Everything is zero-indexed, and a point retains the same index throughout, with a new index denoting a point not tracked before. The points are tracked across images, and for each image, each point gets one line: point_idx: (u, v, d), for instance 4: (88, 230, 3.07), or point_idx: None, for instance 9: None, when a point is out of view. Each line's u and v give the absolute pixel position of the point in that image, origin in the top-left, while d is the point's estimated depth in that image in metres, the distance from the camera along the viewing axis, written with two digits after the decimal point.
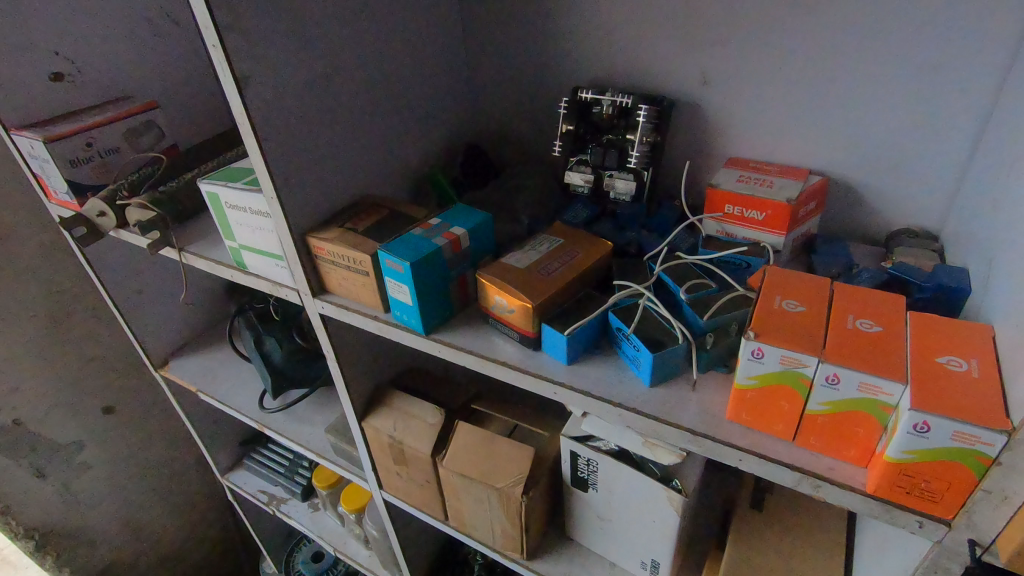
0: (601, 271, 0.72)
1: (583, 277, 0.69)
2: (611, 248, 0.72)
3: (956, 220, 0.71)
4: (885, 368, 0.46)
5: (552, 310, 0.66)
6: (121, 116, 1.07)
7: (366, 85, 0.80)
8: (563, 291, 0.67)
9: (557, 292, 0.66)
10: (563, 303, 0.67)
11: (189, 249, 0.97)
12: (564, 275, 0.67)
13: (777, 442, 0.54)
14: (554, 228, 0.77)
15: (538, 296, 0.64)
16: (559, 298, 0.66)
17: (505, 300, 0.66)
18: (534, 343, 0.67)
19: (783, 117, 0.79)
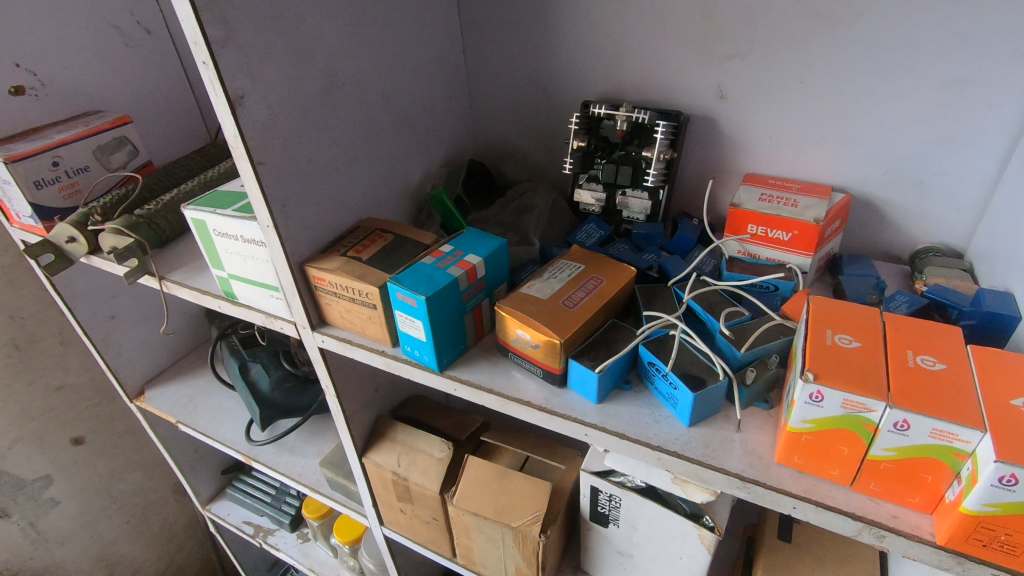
0: (623, 299, 0.68)
1: (608, 307, 0.65)
2: (633, 274, 0.69)
3: (986, 239, 0.69)
4: (959, 413, 0.43)
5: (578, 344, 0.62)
6: (90, 133, 0.99)
7: (366, 101, 0.75)
8: (590, 324, 0.62)
9: (583, 324, 0.61)
10: (589, 336, 0.63)
11: (171, 278, 0.89)
12: (589, 306, 0.63)
13: (833, 488, 0.50)
14: (570, 253, 0.73)
15: (566, 330, 0.60)
16: (585, 331, 0.62)
17: (527, 333, 0.61)
18: (558, 380, 0.63)
19: (803, 133, 0.76)
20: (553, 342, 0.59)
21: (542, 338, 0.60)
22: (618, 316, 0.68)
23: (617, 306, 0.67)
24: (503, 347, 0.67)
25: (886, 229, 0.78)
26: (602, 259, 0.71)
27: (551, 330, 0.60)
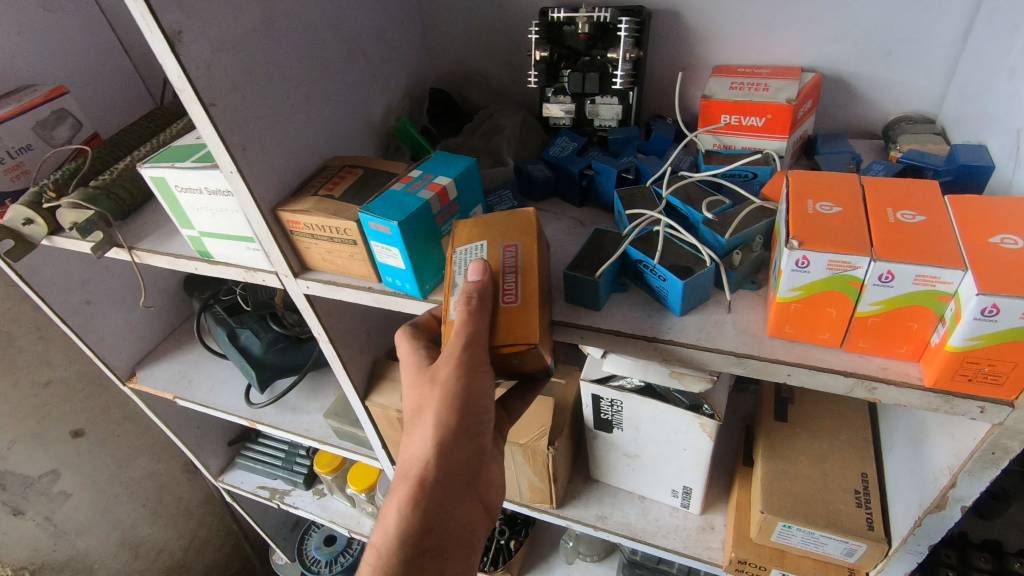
0: (542, 243, 0.62)
1: (540, 269, 0.59)
2: (530, 214, 0.62)
3: (957, 99, 0.69)
4: (940, 257, 0.44)
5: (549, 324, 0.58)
6: (26, 108, 0.94)
7: (313, 31, 0.71)
8: (542, 300, 0.58)
9: (539, 306, 0.56)
10: (547, 309, 0.59)
11: (141, 246, 0.87)
12: (532, 284, 0.57)
13: (824, 351, 0.52)
14: (461, 231, 0.63)
15: (536, 328, 0.55)
16: (543, 310, 0.57)
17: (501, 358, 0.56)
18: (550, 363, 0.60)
19: (769, 14, 0.74)
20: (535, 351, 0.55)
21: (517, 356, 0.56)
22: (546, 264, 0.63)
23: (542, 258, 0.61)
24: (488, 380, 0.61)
25: (858, 104, 0.77)
26: (494, 221, 0.62)
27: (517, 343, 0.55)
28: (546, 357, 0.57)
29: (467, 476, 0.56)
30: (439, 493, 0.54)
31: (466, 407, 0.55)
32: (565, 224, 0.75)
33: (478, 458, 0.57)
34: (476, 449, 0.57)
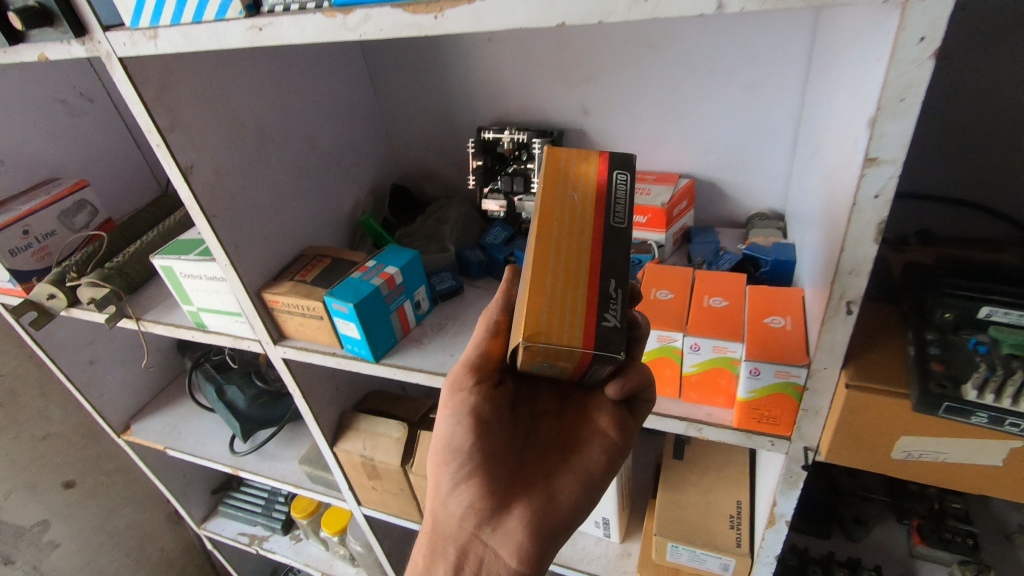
0: (575, 189, 0.52)
1: (566, 235, 0.51)
2: (548, 168, 0.54)
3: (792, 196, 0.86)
4: (728, 333, 0.62)
5: (581, 298, 0.49)
6: (53, 201, 1.12)
7: (294, 151, 0.91)
8: (558, 277, 0.49)
9: (538, 294, 0.49)
10: (582, 283, 0.49)
11: (147, 317, 1.03)
12: (537, 267, 0.50)
13: (669, 401, 0.69)
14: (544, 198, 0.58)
15: (537, 322, 0.48)
16: (560, 289, 0.49)
17: (538, 364, 0.51)
18: (618, 351, 0.47)
19: (650, 135, 0.95)
20: (534, 347, 0.47)
21: (533, 359, 0.49)
22: (601, 209, 0.52)
23: (576, 210, 0.52)
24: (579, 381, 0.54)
25: (727, 202, 0.98)
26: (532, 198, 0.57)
27: (518, 351, 0.50)
28: (568, 349, 0.47)
29: (467, 510, 0.61)
30: (445, 522, 0.63)
31: (451, 443, 0.63)
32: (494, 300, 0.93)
33: (480, 493, 0.61)
34: (474, 482, 0.61)
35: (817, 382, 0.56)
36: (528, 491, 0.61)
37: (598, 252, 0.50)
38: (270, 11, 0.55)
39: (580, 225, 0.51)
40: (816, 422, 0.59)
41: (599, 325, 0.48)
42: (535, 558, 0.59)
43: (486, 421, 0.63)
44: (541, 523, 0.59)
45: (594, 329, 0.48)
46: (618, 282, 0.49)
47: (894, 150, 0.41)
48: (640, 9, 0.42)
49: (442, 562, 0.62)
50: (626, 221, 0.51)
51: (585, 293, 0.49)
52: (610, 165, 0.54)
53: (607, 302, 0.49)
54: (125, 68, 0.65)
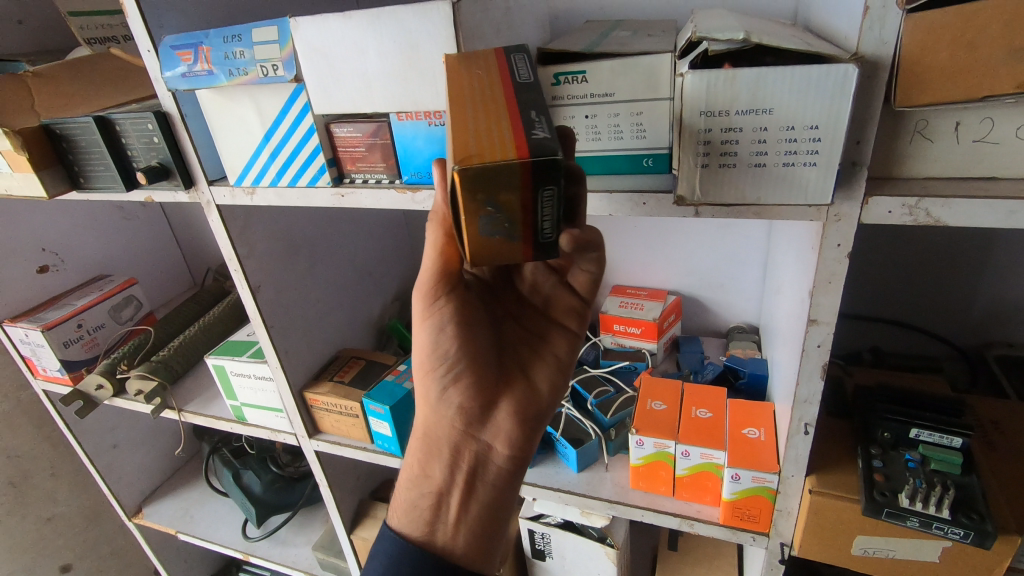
0: (477, 66, 0.49)
1: (479, 94, 0.45)
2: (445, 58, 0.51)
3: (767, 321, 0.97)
4: (713, 442, 0.74)
5: (506, 130, 0.42)
6: (107, 297, 1.25)
7: (336, 266, 1.06)
8: (477, 117, 0.43)
9: (462, 123, 0.43)
10: (502, 118, 0.43)
11: (189, 408, 1.13)
12: (454, 118, 0.43)
13: (664, 498, 0.80)
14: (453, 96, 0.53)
15: (465, 148, 0.41)
16: (482, 125, 0.43)
17: (478, 225, 0.42)
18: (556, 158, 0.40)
19: (643, 258, 1.11)
20: (464, 166, 0.40)
21: (473, 200, 0.41)
22: (504, 75, 0.47)
23: (480, 76, 0.47)
24: (540, 254, 0.45)
25: (710, 315, 1.13)
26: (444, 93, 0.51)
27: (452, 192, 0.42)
28: (504, 157, 0.40)
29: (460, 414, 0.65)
30: (437, 428, 0.67)
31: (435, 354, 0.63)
32: None
33: (470, 396, 0.65)
34: (464, 388, 0.65)
35: (787, 486, 0.68)
36: (508, 390, 0.67)
37: (513, 92, 0.45)
38: (352, 182, 0.70)
39: (489, 86, 0.46)
40: (788, 520, 0.70)
41: (531, 140, 0.41)
42: (522, 443, 0.67)
43: (464, 328, 0.64)
44: (525, 413, 0.67)
45: (527, 144, 0.41)
46: (539, 113, 0.44)
47: (828, 315, 0.56)
48: None
49: (437, 464, 0.67)
50: (533, 75, 0.48)
51: (509, 125, 0.43)
52: (506, 52, 0.50)
53: (534, 122, 0.43)
54: (220, 213, 0.80)
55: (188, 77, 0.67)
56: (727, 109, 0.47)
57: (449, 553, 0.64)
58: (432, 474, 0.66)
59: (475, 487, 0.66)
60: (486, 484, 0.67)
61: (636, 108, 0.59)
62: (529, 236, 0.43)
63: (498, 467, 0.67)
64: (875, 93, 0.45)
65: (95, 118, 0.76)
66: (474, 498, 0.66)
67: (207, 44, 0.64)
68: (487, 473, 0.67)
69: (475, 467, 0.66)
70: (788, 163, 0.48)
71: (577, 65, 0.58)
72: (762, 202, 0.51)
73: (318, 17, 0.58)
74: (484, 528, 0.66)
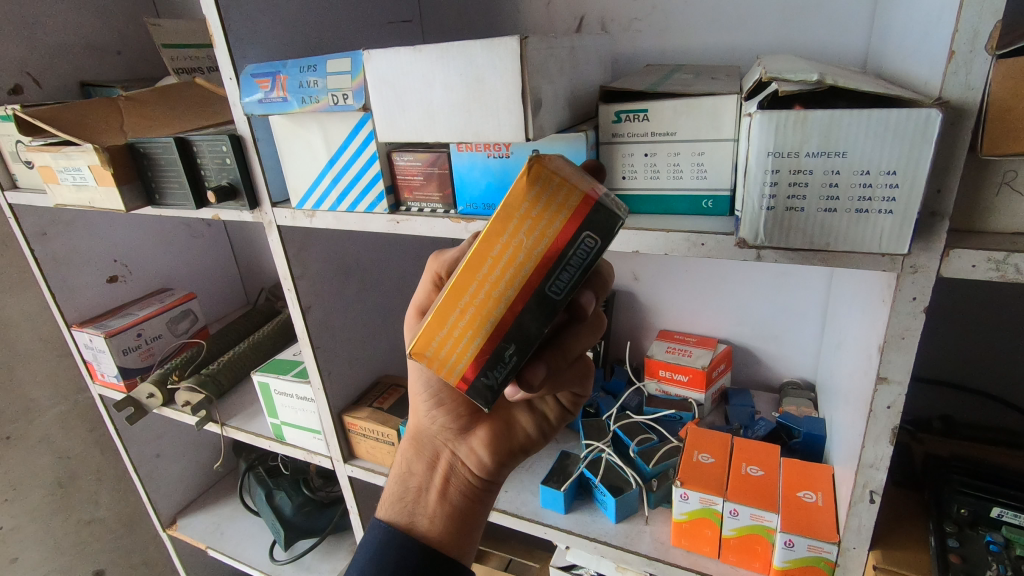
0: (530, 228, 0.40)
1: (493, 276, 0.41)
2: (533, 169, 0.39)
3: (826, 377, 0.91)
4: (766, 503, 0.69)
5: (470, 351, 0.42)
6: (166, 309, 1.30)
7: (383, 293, 1.07)
8: (465, 311, 0.42)
9: (448, 306, 0.42)
10: (483, 331, 0.42)
11: (231, 423, 1.16)
12: (451, 289, 0.42)
13: (708, 560, 0.74)
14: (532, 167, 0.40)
15: (428, 341, 0.43)
16: (462, 324, 0.42)
17: None
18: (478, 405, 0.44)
19: (693, 303, 1.08)
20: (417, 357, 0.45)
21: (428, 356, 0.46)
22: (542, 266, 0.40)
23: (516, 257, 0.40)
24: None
25: (762, 367, 1.07)
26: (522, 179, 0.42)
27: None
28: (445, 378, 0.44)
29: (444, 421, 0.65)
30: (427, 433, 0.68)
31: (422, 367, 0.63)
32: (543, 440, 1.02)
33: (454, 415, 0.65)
34: (450, 397, 0.64)
35: (848, 559, 0.62)
36: (492, 411, 0.66)
37: (521, 304, 0.41)
38: (407, 210, 0.71)
39: (511, 274, 0.40)
40: None
41: (475, 380, 0.43)
42: (500, 466, 0.66)
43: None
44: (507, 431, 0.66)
45: (470, 379, 0.43)
46: (517, 349, 0.42)
47: (900, 373, 0.52)
48: (697, 250, 0.56)
49: (420, 463, 0.67)
50: (564, 294, 0.41)
51: (480, 344, 0.42)
52: (584, 219, 0.39)
53: (500, 360, 0.42)
54: (280, 233, 0.83)
55: (264, 103, 0.71)
56: (797, 150, 0.46)
57: (426, 537, 0.61)
58: (415, 473, 0.66)
59: (449, 492, 0.64)
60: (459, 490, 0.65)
61: (697, 148, 0.58)
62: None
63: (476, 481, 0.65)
64: (958, 139, 0.43)
65: (176, 138, 0.81)
66: (449, 505, 0.64)
67: (285, 73, 0.67)
68: (466, 486, 0.65)
69: (452, 476, 0.65)
70: (862, 209, 0.46)
71: (640, 103, 0.58)
72: (830, 248, 0.48)
73: (390, 50, 0.60)
74: (460, 534, 0.63)
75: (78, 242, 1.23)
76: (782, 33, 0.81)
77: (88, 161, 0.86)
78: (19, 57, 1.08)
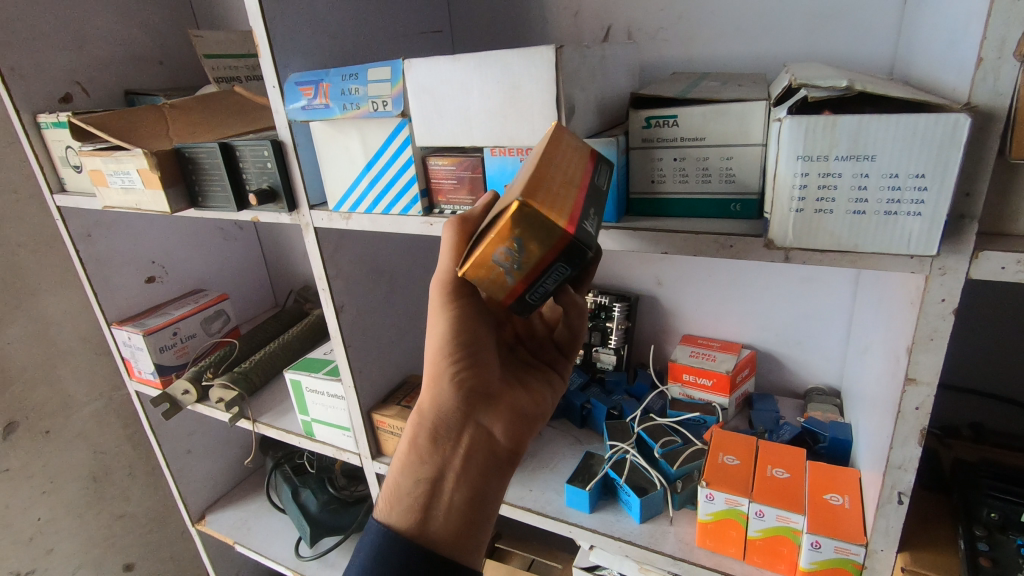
0: (574, 147, 0.54)
1: (560, 165, 0.49)
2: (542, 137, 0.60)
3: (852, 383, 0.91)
4: (792, 505, 0.69)
5: (567, 206, 0.47)
6: (200, 309, 1.35)
7: (412, 294, 1.10)
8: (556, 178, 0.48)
9: (540, 178, 0.47)
10: (573, 192, 0.49)
11: (262, 419, 1.19)
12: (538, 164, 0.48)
13: (732, 561, 0.75)
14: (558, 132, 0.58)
15: (532, 193, 0.45)
16: (556, 187, 0.48)
17: (498, 250, 0.47)
18: (585, 249, 0.46)
19: (716, 308, 1.09)
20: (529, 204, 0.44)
21: (511, 229, 0.45)
22: (588, 171, 0.53)
23: (574, 155, 0.53)
24: (518, 305, 0.51)
25: (786, 372, 1.08)
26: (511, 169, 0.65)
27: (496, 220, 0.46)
28: (554, 218, 0.44)
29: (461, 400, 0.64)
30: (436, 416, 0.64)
31: (449, 350, 0.61)
32: (568, 441, 1.03)
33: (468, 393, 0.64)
34: (473, 372, 0.64)
35: (875, 562, 0.63)
36: (506, 396, 0.68)
37: (584, 182, 0.51)
38: (440, 213, 0.74)
39: (576, 163, 0.52)
40: None
41: (581, 224, 0.46)
42: (520, 438, 0.67)
43: (480, 323, 0.64)
44: (521, 411, 0.68)
45: (577, 226, 0.46)
46: (593, 212, 0.51)
47: (928, 374, 0.53)
48: (725, 251, 0.57)
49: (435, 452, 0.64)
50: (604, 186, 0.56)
51: (573, 202, 0.48)
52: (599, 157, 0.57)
53: (587, 216, 0.49)
54: (317, 235, 0.86)
55: (307, 110, 0.74)
56: (827, 154, 0.47)
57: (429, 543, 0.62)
58: (430, 456, 0.64)
59: (464, 478, 0.64)
60: (474, 474, 0.65)
61: (726, 152, 0.60)
62: (520, 289, 0.49)
63: (490, 469, 0.66)
64: (987, 144, 0.44)
65: (220, 144, 0.85)
66: (464, 490, 0.64)
67: (327, 81, 0.70)
68: (483, 468, 0.65)
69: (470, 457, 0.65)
70: (890, 211, 0.47)
71: (669, 109, 0.60)
72: (859, 249, 0.49)
73: (430, 59, 0.63)
74: (469, 522, 0.63)
75: (118, 243, 1.28)
76: (806, 40, 0.83)
77: (137, 165, 0.90)
78: (69, 67, 1.14)
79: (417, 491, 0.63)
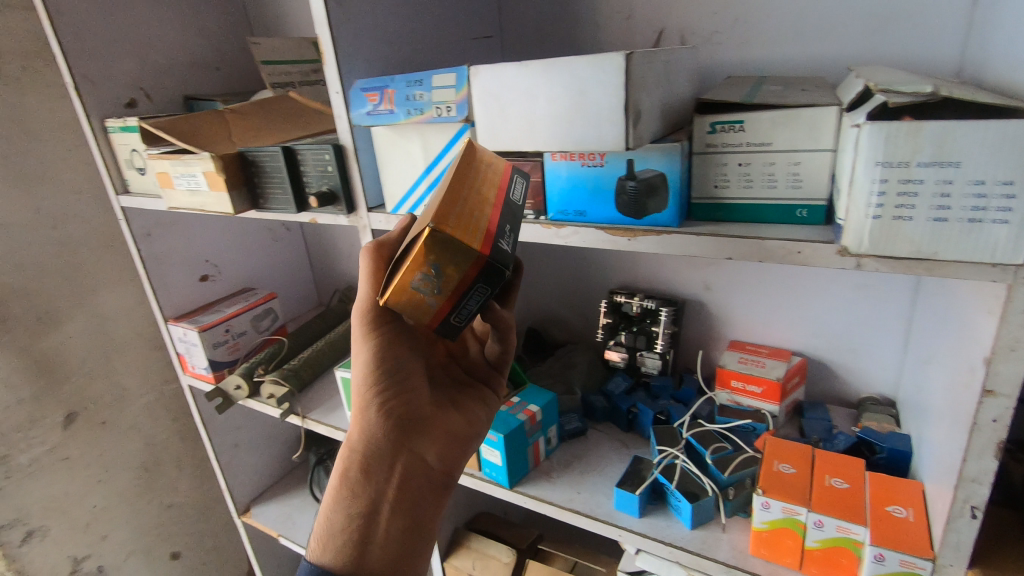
0: (483, 169, 0.57)
1: (473, 192, 0.52)
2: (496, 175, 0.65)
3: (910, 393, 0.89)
4: (854, 516, 0.68)
5: (482, 226, 0.50)
6: (251, 308, 1.39)
7: None
8: (466, 202, 0.51)
9: (451, 200, 0.50)
10: (485, 211, 0.52)
11: (312, 415, 1.22)
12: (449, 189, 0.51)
13: (789, 570, 0.74)
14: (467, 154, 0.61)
15: (446, 215, 0.48)
16: (466, 210, 0.50)
17: (416, 276, 0.49)
18: (500, 266, 0.50)
19: (766, 313, 1.07)
20: (441, 228, 0.47)
21: (426, 255, 0.48)
22: (502, 189, 0.57)
23: (484, 177, 0.56)
24: (444, 328, 0.52)
25: (838, 381, 1.06)
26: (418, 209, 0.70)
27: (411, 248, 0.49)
28: (467, 240, 0.48)
29: (392, 426, 0.67)
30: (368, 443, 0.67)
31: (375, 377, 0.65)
32: (614, 445, 1.03)
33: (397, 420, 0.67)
34: (401, 399, 0.67)
35: None
36: (437, 421, 0.71)
37: (498, 203, 0.54)
38: None
39: (487, 185, 0.55)
40: None
41: (496, 245, 0.50)
42: (451, 458, 0.71)
43: (404, 351, 0.68)
44: (453, 432, 0.72)
45: (492, 246, 0.49)
46: (510, 227, 0.54)
47: (1008, 386, 0.51)
48: (793, 258, 0.57)
49: (367, 481, 0.66)
50: (520, 200, 0.59)
51: (487, 222, 0.51)
52: (513, 170, 0.60)
53: (503, 233, 0.52)
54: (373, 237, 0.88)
55: (371, 115, 0.76)
56: (908, 160, 0.47)
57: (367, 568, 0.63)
58: (363, 489, 0.66)
59: (400, 502, 0.67)
60: (409, 496, 0.67)
61: (794, 158, 0.59)
62: (445, 312, 0.51)
63: (423, 492, 0.68)
64: None
65: (283, 148, 0.88)
66: (399, 515, 0.66)
67: (393, 87, 0.72)
68: (416, 495, 0.68)
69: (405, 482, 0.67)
70: (973, 218, 0.46)
71: (736, 115, 0.60)
72: (938, 257, 0.49)
73: (496, 66, 0.64)
74: (408, 548, 0.65)
75: (175, 242, 1.33)
76: (867, 44, 0.81)
77: (204, 168, 0.93)
78: (135, 74, 1.19)
79: (353, 522, 0.65)
